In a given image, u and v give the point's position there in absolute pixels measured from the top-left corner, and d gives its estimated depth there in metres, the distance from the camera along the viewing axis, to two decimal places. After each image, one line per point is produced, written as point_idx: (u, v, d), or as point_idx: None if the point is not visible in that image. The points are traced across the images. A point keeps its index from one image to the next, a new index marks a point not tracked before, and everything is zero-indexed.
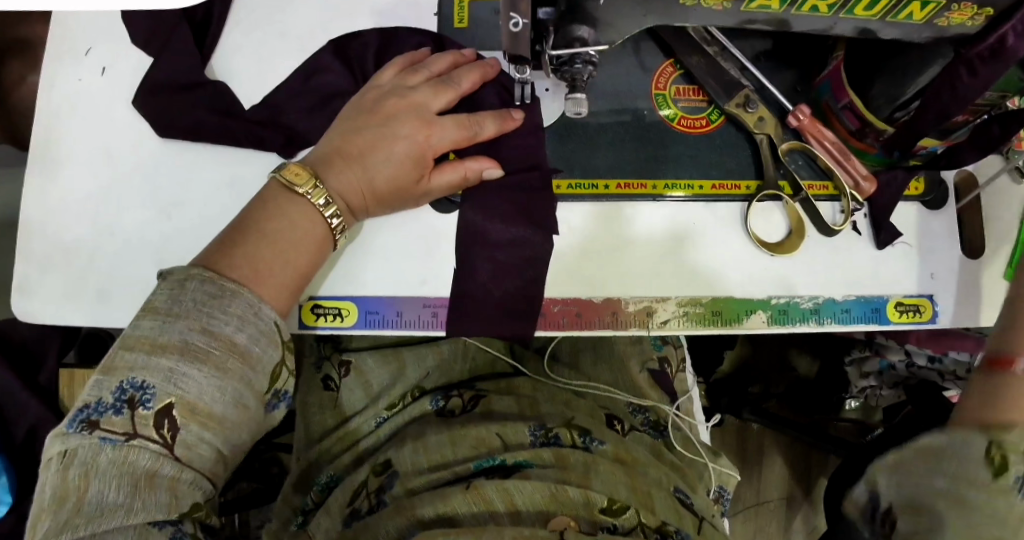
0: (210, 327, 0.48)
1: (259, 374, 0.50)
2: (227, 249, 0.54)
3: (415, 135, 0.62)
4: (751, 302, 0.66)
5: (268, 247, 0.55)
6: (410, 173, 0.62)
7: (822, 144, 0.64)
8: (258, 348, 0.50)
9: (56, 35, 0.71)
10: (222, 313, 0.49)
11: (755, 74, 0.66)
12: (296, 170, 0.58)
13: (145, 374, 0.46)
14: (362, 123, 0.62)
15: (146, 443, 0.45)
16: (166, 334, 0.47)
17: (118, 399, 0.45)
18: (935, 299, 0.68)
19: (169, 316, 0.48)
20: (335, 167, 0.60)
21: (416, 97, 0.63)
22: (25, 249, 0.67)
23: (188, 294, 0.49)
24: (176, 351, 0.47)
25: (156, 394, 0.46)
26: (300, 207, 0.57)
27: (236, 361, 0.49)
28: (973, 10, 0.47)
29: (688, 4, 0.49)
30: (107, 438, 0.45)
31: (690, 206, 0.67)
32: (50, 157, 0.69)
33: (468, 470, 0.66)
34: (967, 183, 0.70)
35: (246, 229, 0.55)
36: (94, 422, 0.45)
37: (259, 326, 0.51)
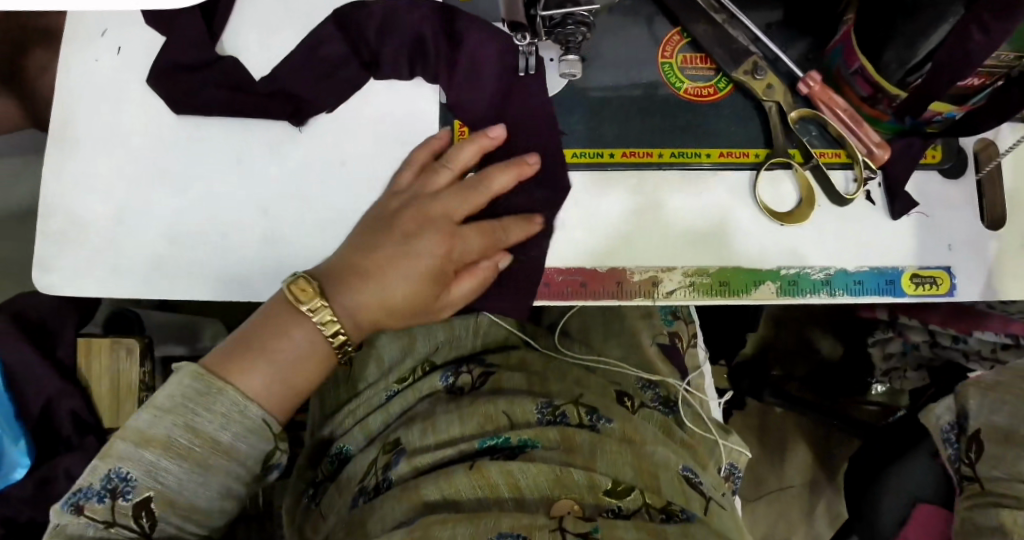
0: (194, 424, 0.51)
1: (245, 466, 0.53)
2: (240, 357, 0.56)
3: (434, 253, 0.62)
4: (760, 272, 0.65)
5: (282, 353, 0.56)
6: (430, 291, 0.62)
7: (833, 111, 0.63)
8: (245, 443, 0.53)
9: (72, 20, 0.73)
10: (205, 412, 0.52)
11: (767, 45, 0.65)
12: (302, 285, 0.58)
13: (129, 466, 0.50)
14: (385, 232, 0.62)
15: (123, 530, 0.49)
16: (156, 428, 0.51)
17: (104, 488, 0.49)
18: (952, 272, 0.66)
19: (163, 410, 0.51)
20: (343, 284, 0.60)
21: (435, 208, 0.63)
22: (44, 225, 0.69)
23: (178, 391, 0.52)
24: (160, 445, 0.50)
25: (137, 486, 0.50)
26: (305, 325, 0.58)
27: (218, 457, 0.51)
28: None
29: None
30: (90, 522, 0.49)
31: (699, 174, 0.66)
32: (68, 137, 0.71)
33: (473, 448, 0.67)
34: (988, 151, 0.67)
35: (250, 343, 0.56)
36: (82, 506, 0.49)
37: (245, 424, 0.53)
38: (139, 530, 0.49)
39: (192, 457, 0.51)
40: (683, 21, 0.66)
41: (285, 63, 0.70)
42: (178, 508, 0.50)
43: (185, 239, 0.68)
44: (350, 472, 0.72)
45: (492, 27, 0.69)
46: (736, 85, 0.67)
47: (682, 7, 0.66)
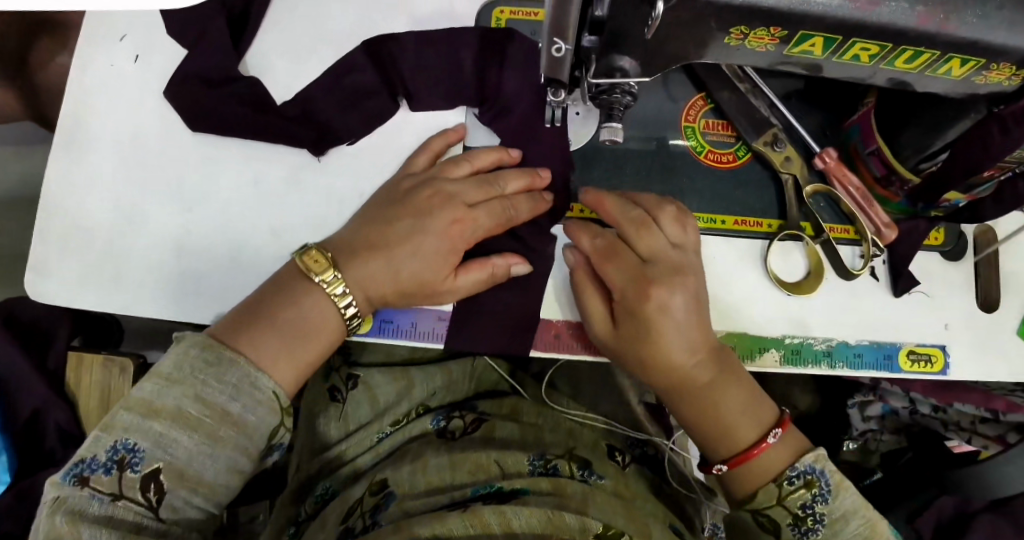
0: (203, 395, 0.50)
1: (254, 440, 0.52)
2: (243, 327, 0.55)
3: (446, 229, 0.62)
4: (765, 339, 0.65)
5: (292, 329, 0.56)
6: (439, 270, 0.61)
7: (846, 189, 0.65)
8: (254, 415, 0.51)
9: (92, 20, 0.72)
10: (216, 382, 0.51)
11: (784, 112, 0.67)
12: (315, 256, 0.58)
13: (137, 437, 0.49)
14: (397, 215, 0.62)
15: (131, 503, 0.48)
16: (162, 398, 0.50)
17: (110, 459, 0.48)
18: (947, 350, 0.67)
19: (168, 381, 0.50)
20: (351, 255, 0.60)
21: (452, 189, 0.63)
22: (44, 227, 0.67)
23: (185, 361, 0.51)
24: (169, 417, 0.50)
25: (145, 458, 0.49)
26: (313, 296, 0.57)
27: (228, 428, 0.50)
28: (1011, 70, 0.43)
29: (731, 43, 0.43)
30: (95, 496, 0.47)
31: (713, 239, 0.67)
32: (77, 139, 0.69)
33: (465, 496, 0.65)
34: (986, 237, 0.70)
35: (257, 317, 0.56)
36: (86, 479, 0.48)
37: (255, 396, 0.52)
38: (146, 504, 0.48)
39: (201, 430, 0.50)
40: (708, 88, 0.67)
41: (309, 88, 0.70)
42: (186, 481, 0.49)
43: (192, 254, 0.67)
44: (334, 509, 0.70)
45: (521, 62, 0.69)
46: (755, 154, 0.68)
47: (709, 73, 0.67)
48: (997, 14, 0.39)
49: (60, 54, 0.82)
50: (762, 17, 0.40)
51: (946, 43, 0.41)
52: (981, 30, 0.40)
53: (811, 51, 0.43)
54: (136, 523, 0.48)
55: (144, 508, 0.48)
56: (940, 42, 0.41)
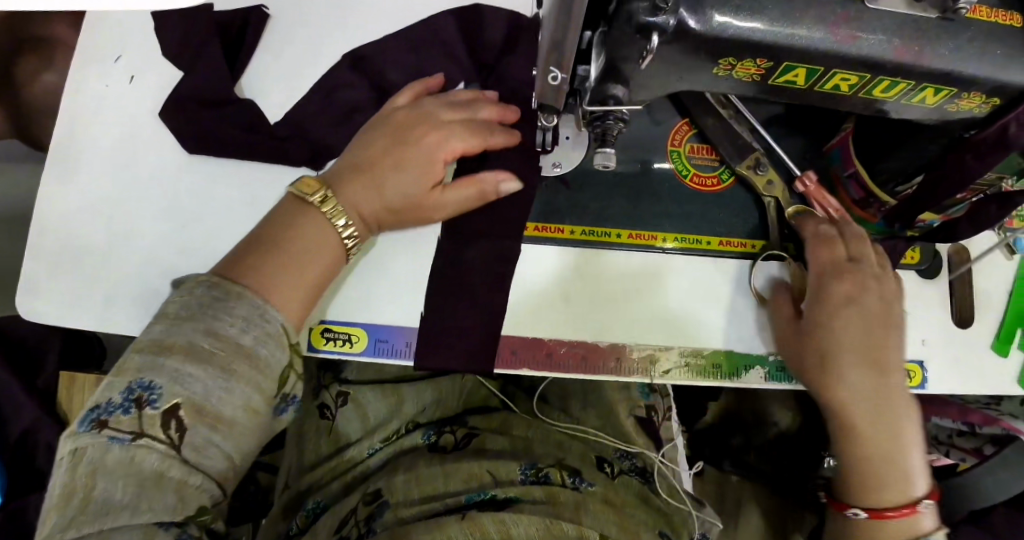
0: (216, 329, 0.48)
1: (267, 378, 0.49)
2: (244, 261, 0.54)
3: (429, 146, 0.62)
4: (751, 357, 0.67)
5: (288, 256, 0.55)
6: (424, 187, 0.62)
7: (826, 209, 0.67)
8: (266, 349, 0.49)
9: (89, 42, 0.73)
10: (226, 315, 0.49)
11: (765, 136, 0.69)
12: (307, 183, 0.59)
13: (153, 374, 0.46)
14: (384, 139, 0.63)
15: (153, 443, 0.45)
16: (174, 335, 0.47)
17: (126, 399, 0.45)
18: (925, 365, 0.70)
19: (178, 318, 0.48)
20: (344, 179, 0.61)
21: (431, 112, 0.64)
22: (35, 247, 0.67)
23: (194, 298, 0.49)
24: (182, 352, 0.47)
25: (163, 394, 0.46)
26: (314, 219, 0.58)
27: (242, 362, 0.48)
28: (982, 99, 0.45)
29: (721, 73, 0.45)
30: (115, 438, 0.44)
31: (701, 260, 0.69)
32: (70, 159, 0.69)
33: (459, 503, 0.67)
34: (960, 256, 0.73)
35: (259, 242, 0.56)
36: (103, 422, 0.45)
37: (266, 328, 0.50)
38: (168, 442, 0.45)
39: (216, 364, 0.47)
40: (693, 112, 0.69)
41: (306, 110, 0.71)
42: (207, 417, 0.46)
43: (187, 273, 0.67)
44: (326, 520, 0.70)
45: (515, 80, 0.71)
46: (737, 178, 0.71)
47: (694, 100, 0.69)
48: (968, 48, 0.42)
49: (48, 74, 0.82)
50: (753, 49, 0.42)
51: (921, 74, 0.43)
52: (953, 61, 0.43)
53: (795, 81, 0.45)
54: (161, 462, 0.45)
55: (168, 447, 0.45)
56: (917, 74, 0.43)
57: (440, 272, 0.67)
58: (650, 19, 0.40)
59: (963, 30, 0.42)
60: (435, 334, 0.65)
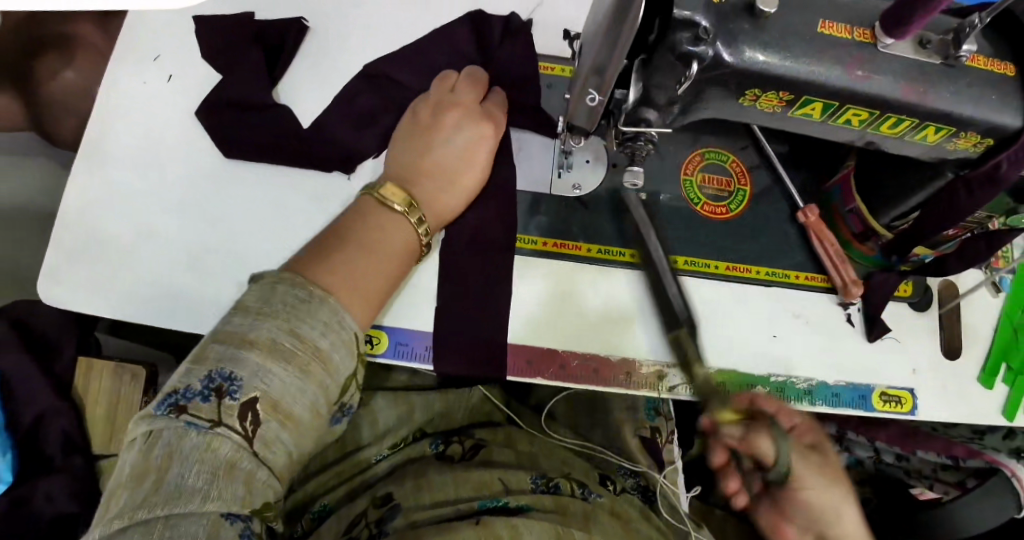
0: (297, 328, 0.51)
1: (334, 382, 0.52)
2: (323, 264, 0.57)
3: (478, 133, 0.69)
4: (752, 377, 0.70)
5: (372, 255, 0.60)
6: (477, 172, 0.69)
7: (823, 244, 0.72)
8: (339, 355, 0.52)
9: (128, 42, 0.76)
10: (308, 319, 0.52)
11: (775, 167, 0.76)
12: (390, 190, 0.64)
13: (234, 366, 0.48)
14: (430, 144, 0.68)
15: (228, 433, 0.47)
16: (256, 331, 0.50)
17: (206, 387, 0.47)
18: (916, 393, 0.73)
19: (261, 314, 0.51)
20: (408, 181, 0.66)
21: (461, 104, 0.70)
22: (62, 236, 0.70)
23: (276, 297, 0.52)
24: (263, 347, 0.49)
25: (243, 387, 0.48)
26: (396, 221, 0.63)
27: (317, 364, 0.51)
28: (978, 139, 0.50)
29: (745, 102, 0.49)
30: (192, 424, 0.46)
31: (708, 282, 0.73)
32: (104, 153, 0.72)
33: (472, 509, 0.69)
34: (950, 291, 0.77)
35: (345, 246, 0.60)
36: (181, 407, 0.47)
37: (341, 335, 0.53)
38: (243, 433, 0.47)
39: (294, 362, 0.50)
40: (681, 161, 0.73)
41: (339, 117, 0.74)
42: (279, 413, 0.48)
43: (212, 270, 0.69)
44: (329, 525, 0.71)
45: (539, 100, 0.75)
46: (754, 199, 0.75)
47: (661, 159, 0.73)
48: (966, 92, 0.47)
49: (68, 72, 0.88)
50: (776, 83, 0.46)
51: (924, 113, 0.48)
52: (952, 103, 0.47)
53: (812, 114, 0.49)
54: (233, 453, 0.46)
55: (241, 438, 0.47)
56: (920, 113, 0.48)
57: (461, 280, 0.70)
58: (691, 49, 0.44)
59: (962, 77, 0.47)
60: (454, 341, 0.68)
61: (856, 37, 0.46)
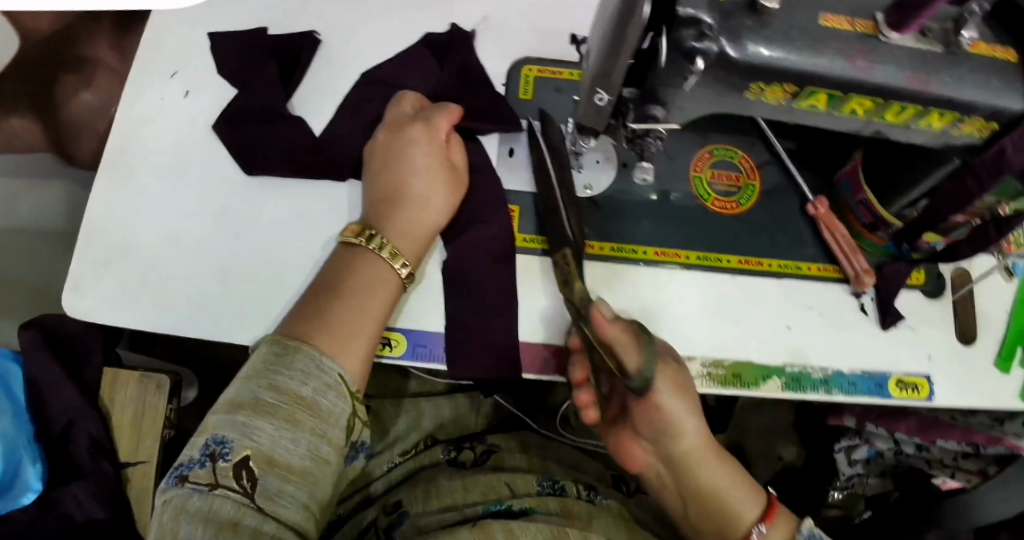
0: (276, 383, 0.54)
1: (333, 427, 0.55)
2: (309, 314, 0.60)
3: (424, 146, 0.69)
4: (767, 368, 0.71)
5: (347, 294, 0.62)
6: (440, 182, 0.69)
7: (834, 235, 0.73)
8: (326, 398, 0.55)
9: (148, 61, 0.79)
10: (286, 371, 0.54)
11: (786, 163, 0.77)
12: (353, 228, 0.66)
13: (225, 430, 0.52)
14: (391, 178, 0.70)
15: (228, 492, 0.50)
16: (241, 394, 0.53)
17: (203, 454, 0.51)
18: (931, 379, 0.74)
19: (245, 377, 0.54)
20: (380, 214, 0.67)
21: (402, 126, 0.71)
22: (86, 248, 0.72)
23: (259, 358, 0.56)
24: (248, 407, 0.53)
25: (234, 448, 0.51)
26: (366, 257, 0.64)
27: (304, 413, 0.53)
28: (981, 124, 0.51)
29: (751, 96, 0.50)
30: (195, 489, 0.50)
31: (716, 277, 0.73)
32: (126, 169, 0.75)
33: (476, 513, 0.70)
34: (962, 278, 0.78)
35: (327, 292, 0.62)
36: (185, 477, 0.51)
37: (323, 380, 0.55)
38: (242, 490, 0.50)
39: (280, 415, 0.53)
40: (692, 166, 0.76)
41: (353, 127, 0.76)
42: (276, 466, 0.52)
43: (230, 282, 0.71)
44: (345, 531, 0.73)
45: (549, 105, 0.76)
46: (764, 194, 0.76)
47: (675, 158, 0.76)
48: (969, 78, 0.48)
49: (86, 92, 0.94)
50: (780, 75, 0.47)
51: (929, 100, 0.49)
52: (955, 89, 0.48)
53: (817, 106, 0.51)
54: (235, 509, 0.50)
55: (241, 495, 0.50)
56: (925, 99, 0.49)
57: (477, 281, 0.71)
58: (696, 44, 0.45)
59: (964, 63, 0.48)
60: (473, 341, 0.69)
61: (859, 28, 0.47)
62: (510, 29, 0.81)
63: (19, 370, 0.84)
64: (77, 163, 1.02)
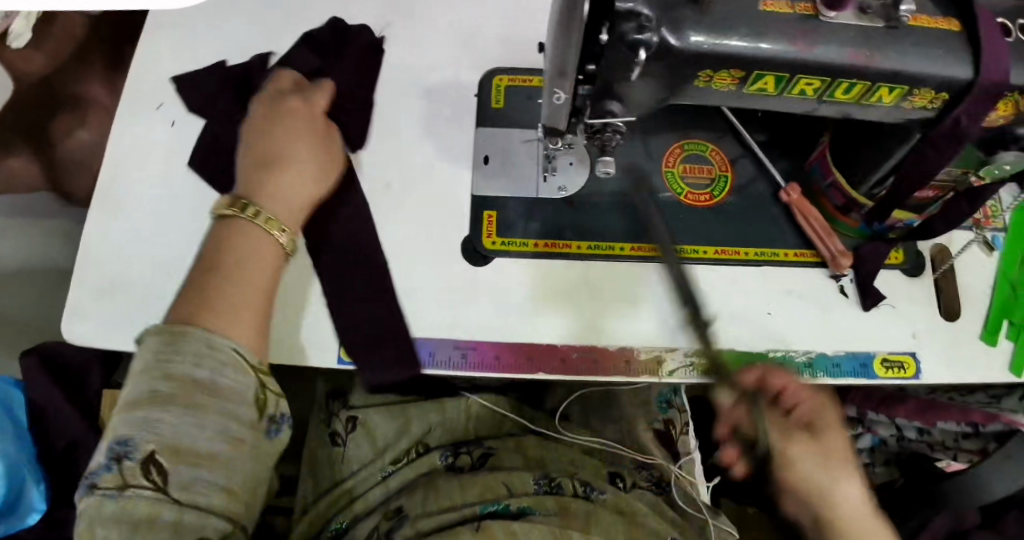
0: (171, 371, 0.50)
1: (239, 406, 0.52)
2: (194, 290, 0.57)
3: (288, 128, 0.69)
4: (752, 354, 0.72)
5: (232, 269, 0.59)
6: (306, 165, 0.68)
7: (808, 220, 0.74)
8: (225, 379, 0.52)
9: (133, 94, 0.80)
10: (177, 356, 0.51)
11: (757, 153, 0.78)
12: (228, 202, 0.63)
13: (127, 430, 0.49)
14: (247, 154, 0.68)
15: (140, 491, 0.48)
16: (138, 390, 0.50)
17: (107, 459, 0.48)
18: (917, 356, 0.74)
19: (139, 372, 0.51)
20: (251, 180, 0.65)
21: (260, 108, 0.71)
22: (81, 278, 0.73)
23: (148, 351, 0.52)
24: (145, 403, 0.49)
25: (138, 445, 0.48)
26: (247, 231, 0.62)
27: (204, 396, 0.50)
28: (931, 95, 0.52)
29: (700, 84, 0.52)
30: (107, 495, 0.48)
31: (692, 269, 0.74)
32: (116, 198, 0.76)
33: (474, 512, 0.71)
34: (942, 255, 0.78)
35: (212, 267, 0.59)
36: (94, 483, 0.48)
37: (218, 357, 0.52)
38: (153, 486, 0.48)
39: (180, 403, 0.50)
40: (665, 162, 0.77)
41: None
42: (185, 456, 0.49)
43: None
44: None
45: (520, 112, 0.78)
46: (740, 185, 0.77)
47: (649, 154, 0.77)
48: (912, 50, 0.50)
49: (81, 130, 0.96)
50: (727, 60, 0.49)
51: (875, 75, 0.50)
52: (899, 62, 0.50)
53: (766, 89, 0.52)
54: (151, 507, 0.47)
55: (154, 492, 0.48)
56: (872, 75, 0.50)
57: (460, 288, 0.72)
58: (637, 36, 0.47)
59: (906, 36, 0.50)
60: (459, 344, 0.70)
61: (799, 11, 0.49)
62: (480, 41, 0.83)
63: (20, 394, 0.87)
64: (72, 202, 1.04)
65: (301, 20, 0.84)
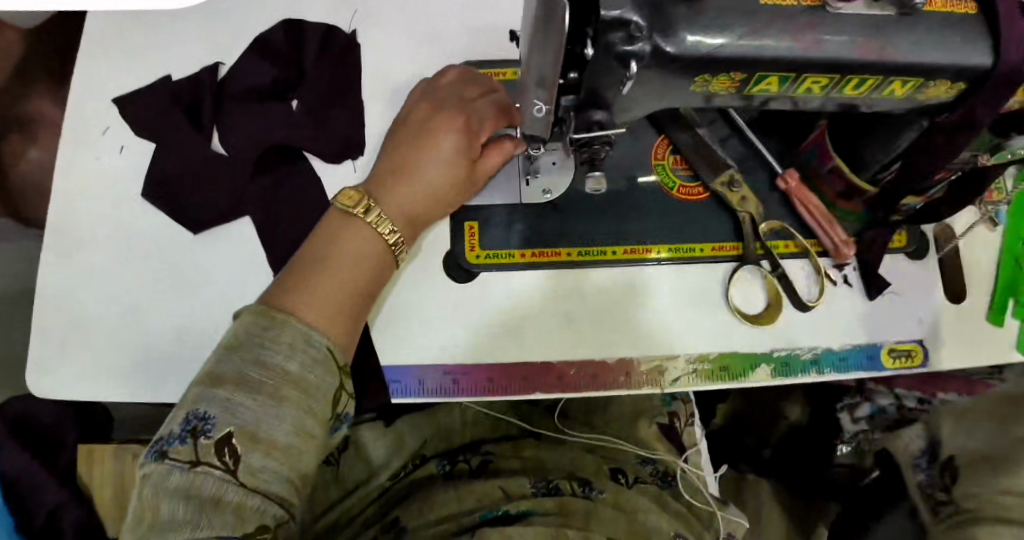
0: (263, 357, 0.48)
1: (319, 402, 0.50)
2: (286, 284, 0.54)
3: (457, 125, 0.63)
4: (754, 356, 0.69)
5: (324, 270, 0.55)
6: (449, 167, 0.63)
7: (808, 208, 0.70)
8: (313, 374, 0.50)
9: (76, 117, 0.73)
10: (272, 345, 0.49)
11: (749, 137, 0.72)
12: (350, 195, 0.59)
13: (207, 404, 0.47)
14: (405, 140, 0.64)
15: (210, 470, 0.45)
16: (225, 365, 0.48)
17: (183, 430, 0.46)
18: (924, 344, 0.71)
19: (228, 348, 0.49)
20: (385, 182, 0.62)
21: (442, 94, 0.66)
22: (42, 328, 0.68)
23: (243, 328, 0.50)
24: (232, 383, 0.47)
25: (216, 424, 0.46)
26: (351, 230, 0.57)
27: (291, 389, 0.48)
28: (947, 86, 0.48)
29: (697, 88, 0.47)
30: (175, 466, 0.45)
31: (689, 269, 0.70)
32: (69, 237, 0.70)
33: (473, 521, 0.67)
34: (945, 235, 0.74)
35: (311, 257, 0.56)
36: (165, 453, 0.46)
37: (310, 353, 0.50)
38: (224, 468, 0.46)
39: (265, 393, 0.48)
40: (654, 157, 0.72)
41: (295, 159, 0.72)
42: (259, 443, 0.47)
43: (194, 339, 0.68)
44: None
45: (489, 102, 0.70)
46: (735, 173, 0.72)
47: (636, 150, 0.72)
48: (927, 40, 0.45)
49: (33, 149, 0.86)
50: (725, 64, 0.44)
51: (889, 69, 0.45)
52: (914, 53, 0.45)
53: (769, 89, 0.47)
54: (218, 488, 0.45)
55: (224, 473, 0.46)
56: (884, 69, 0.45)
57: (449, 309, 0.68)
58: (627, 48, 0.42)
59: (921, 24, 0.45)
60: (450, 368, 0.67)
61: (803, 2, 0.43)
62: (446, 36, 0.76)
63: None
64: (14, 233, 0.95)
65: (252, 23, 0.76)
